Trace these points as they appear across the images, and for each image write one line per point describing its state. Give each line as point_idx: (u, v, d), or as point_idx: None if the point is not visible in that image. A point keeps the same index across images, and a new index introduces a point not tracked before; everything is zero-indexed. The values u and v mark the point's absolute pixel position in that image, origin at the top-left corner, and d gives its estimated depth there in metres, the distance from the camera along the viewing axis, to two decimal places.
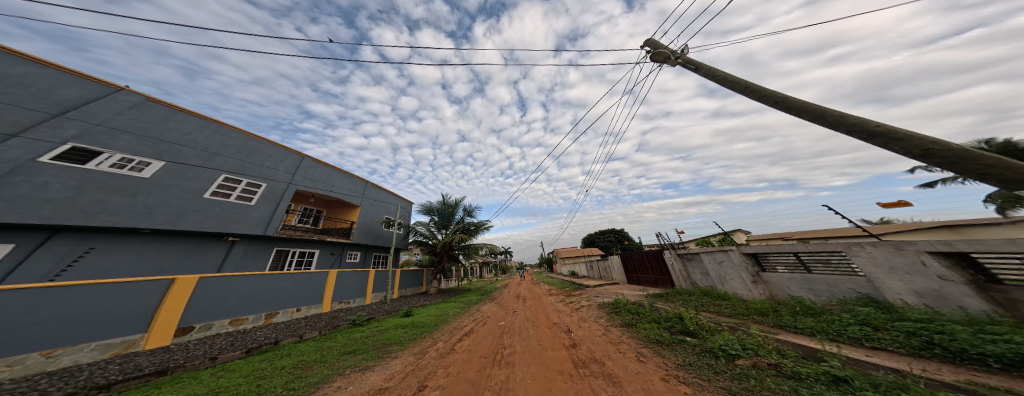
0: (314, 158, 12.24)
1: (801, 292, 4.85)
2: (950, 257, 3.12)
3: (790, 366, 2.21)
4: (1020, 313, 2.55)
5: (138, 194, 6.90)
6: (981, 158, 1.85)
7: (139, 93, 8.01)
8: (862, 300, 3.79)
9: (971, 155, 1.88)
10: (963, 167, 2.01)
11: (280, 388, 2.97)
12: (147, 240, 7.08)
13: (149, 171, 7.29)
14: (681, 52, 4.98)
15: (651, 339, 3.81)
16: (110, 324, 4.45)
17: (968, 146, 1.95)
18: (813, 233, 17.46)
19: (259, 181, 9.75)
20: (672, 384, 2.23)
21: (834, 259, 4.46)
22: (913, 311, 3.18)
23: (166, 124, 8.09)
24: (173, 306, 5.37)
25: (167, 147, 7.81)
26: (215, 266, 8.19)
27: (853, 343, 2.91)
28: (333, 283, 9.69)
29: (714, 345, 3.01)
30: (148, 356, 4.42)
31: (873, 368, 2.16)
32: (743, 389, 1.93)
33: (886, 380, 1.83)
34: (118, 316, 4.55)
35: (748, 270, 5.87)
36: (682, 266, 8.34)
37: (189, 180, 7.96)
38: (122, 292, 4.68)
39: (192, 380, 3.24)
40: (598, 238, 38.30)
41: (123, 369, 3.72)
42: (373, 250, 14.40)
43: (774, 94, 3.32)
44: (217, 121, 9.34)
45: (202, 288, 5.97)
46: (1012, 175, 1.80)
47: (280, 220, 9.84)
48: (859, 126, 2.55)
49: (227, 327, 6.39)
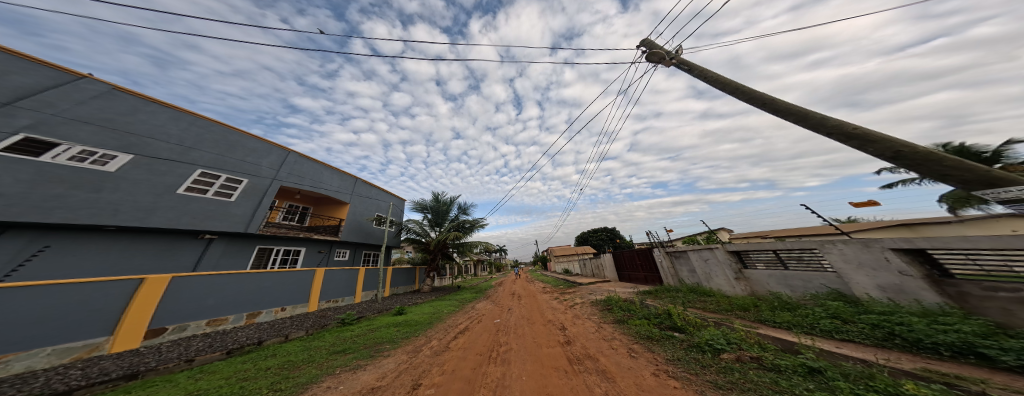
0: (300, 153, 11.74)
1: (779, 288, 5.14)
2: (910, 253, 3.39)
3: (770, 359, 2.36)
4: (968, 304, 2.83)
5: (102, 189, 6.40)
6: (944, 160, 2.02)
7: (105, 82, 7.40)
8: (832, 295, 4.08)
9: (936, 158, 2.05)
10: (926, 168, 2.18)
11: (266, 389, 2.87)
12: (113, 239, 6.60)
13: (114, 164, 6.76)
14: (676, 52, 5.09)
15: (642, 335, 3.96)
16: (70, 328, 4.13)
17: (933, 149, 2.12)
18: (790, 232, 18.59)
19: (240, 177, 9.26)
20: (662, 378, 2.33)
21: (807, 255, 4.80)
22: (876, 304, 3.46)
23: (136, 115, 7.50)
24: (143, 307, 5.04)
25: (137, 139, 7.27)
26: (190, 266, 7.76)
27: (824, 336, 3.13)
28: (320, 282, 9.42)
29: (701, 340, 3.16)
30: (116, 359, 4.16)
31: (844, 359, 2.35)
32: (729, 382, 2.04)
33: (855, 370, 1.98)
34: (78, 320, 4.23)
35: (732, 267, 6.15)
36: (670, 263, 8.64)
37: (161, 175, 7.44)
38: (81, 294, 4.33)
39: (168, 383, 3.09)
40: (591, 236, 38.98)
41: (87, 373, 3.48)
42: (362, 248, 14.05)
43: (762, 96, 3.45)
44: (193, 113, 8.76)
45: (175, 288, 5.64)
46: (972, 176, 1.96)
47: (263, 218, 9.41)
48: (839, 129, 2.69)
49: (205, 328, 6.09)
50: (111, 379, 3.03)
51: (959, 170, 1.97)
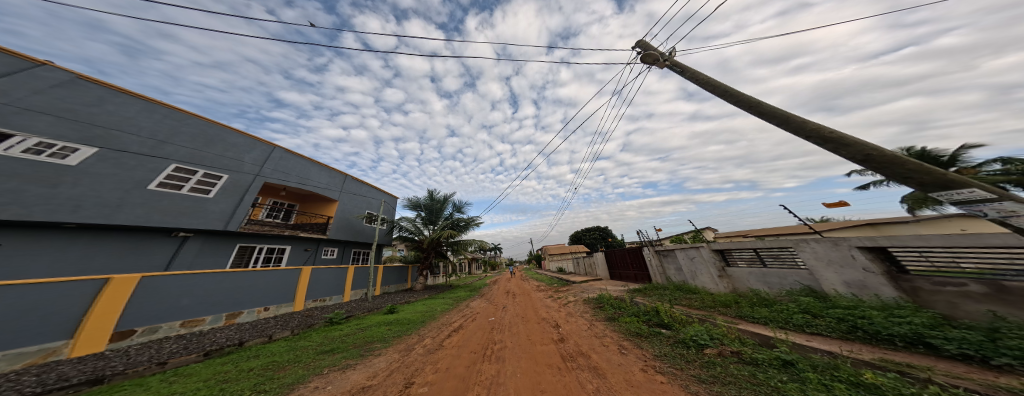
0: (286, 149, 11.22)
1: (758, 285, 5.45)
2: (872, 251, 3.68)
3: (748, 353, 2.54)
4: (919, 298, 3.14)
5: (61, 184, 5.90)
6: (907, 163, 2.15)
7: (67, 70, 6.82)
8: (804, 291, 4.39)
9: (900, 161, 2.17)
10: (892, 170, 2.30)
11: (248, 390, 2.82)
12: (72, 236, 6.11)
13: (76, 157, 6.25)
14: (669, 54, 5.21)
15: (631, 332, 4.13)
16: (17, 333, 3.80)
17: (898, 152, 2.23)
18: (769, 231, 19.71)
19: (220, 172, 8.77)
20: (650, 374, 2.46)
21: (784, 254, 5.11)
22: (842, 299, 3.76)
23: (102, 106, 6.96)
24: (108, 309, 4.71)
25: (102, 131, 6.73)
26: (163, 264, 7.32)
27: (797, 330, 3.39)
28: (305, 281, 9.15)
29: (686, 336, 3.34)
30: (77, 364, 3.89)
31: (814, 351, 2.56)
32: (710, 376, 2.18)
33: (822, 361, 2.17)
34: (28, 324, 3.90)
35: (715, 265, 6.45)
36: (658, 261, 8.98)
37: (130, 170, 6.94)
38: (31, 297, 4.00)
39: (139, 387, 2.95)
40: (584, 236, 39.75)
41: (44, 379, 3.25)
42: (352, 246, 13.70)
43: (749, 100, 3.58)
44: (168, 105, 8.20)
45: (145, 288, 5.30)
46: (929, 178, 2.10)
47: (245, 215, 8.97)
48: (816, 133, 2.79)
49: (179, 329, 5.81)
50: (72, 385, 2.83)
51: (919, 173, 2.10)
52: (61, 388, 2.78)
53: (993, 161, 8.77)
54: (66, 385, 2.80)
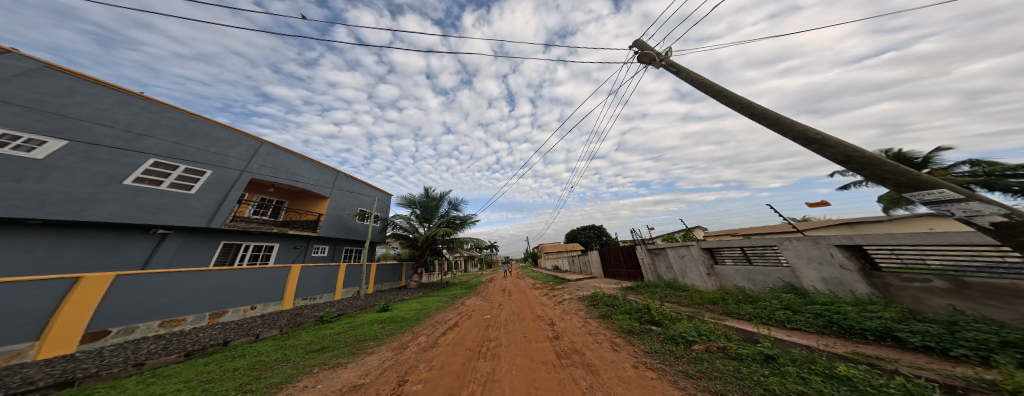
0: (275, 144, 10.84)
1: (743, 282, 5.68)
2: (849, 249, 3.89)
3: (734, 348, 2.66)
4: (889, 293, 3.35)
5: (25, 179, 5.52)
6: (884, 165, 2.26)
7: (35, 58, 6.37)
8: (786, 287, 4.61)
9: (878, 163, 2.29)
10: (869, 172, 2.42)
11: (234, 390, 2.77)
12: (37, 234, 5.76)
13: (43, 151, 5.87)
14: (665, 54, 5.28)
15: (623, 329, 4.25)
16: None
17: (875, 154, 2.34)
18: (756, 229, 20.41)
19: (204, 167, 8.40)
20: (641, 370, 2.55)
21: (769, 252, 5.37)
22: (820, 295, 3.97)
23: (74, 97, 6.53)
24: (80, 308, 4.47)
25: (72, 123, 6.32)
26: (139, 263, 6.98)
27: (778, 325, 3.57)
28: (294, 279, 8.96)
29: (675, 333, 3.47)
30: (44, 367, 3.71)
31: (793, 345, 2.72)
32: (697, 372, 2.29)
33: (800, 355, 2.31)
34: None
35: (705, 263, 6.65)
36: (651, 260, 9.22)
37: (102, 164, 6.55)
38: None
39: (114, 389, 2.85)
40: (580, 233, 40.36)
41: (7, 383, 3.08)
42: (343, 243, 13.45)
43: (742, 100, 3.68)
44: (146, 97, 7.76)
45: (121, 287, 5.06)
46: (904, 180, 2.22)
47: (229, 212, 8.63)
48: (803, 134, 2.89)
49: (157, 330, 5.57)
50: (38, 389, 2.71)
51: (894, 174, 2.22)
52: (25, 391, 2.66)
53: (963, 163, 9.33)
54: (30, 389, 2.68)
